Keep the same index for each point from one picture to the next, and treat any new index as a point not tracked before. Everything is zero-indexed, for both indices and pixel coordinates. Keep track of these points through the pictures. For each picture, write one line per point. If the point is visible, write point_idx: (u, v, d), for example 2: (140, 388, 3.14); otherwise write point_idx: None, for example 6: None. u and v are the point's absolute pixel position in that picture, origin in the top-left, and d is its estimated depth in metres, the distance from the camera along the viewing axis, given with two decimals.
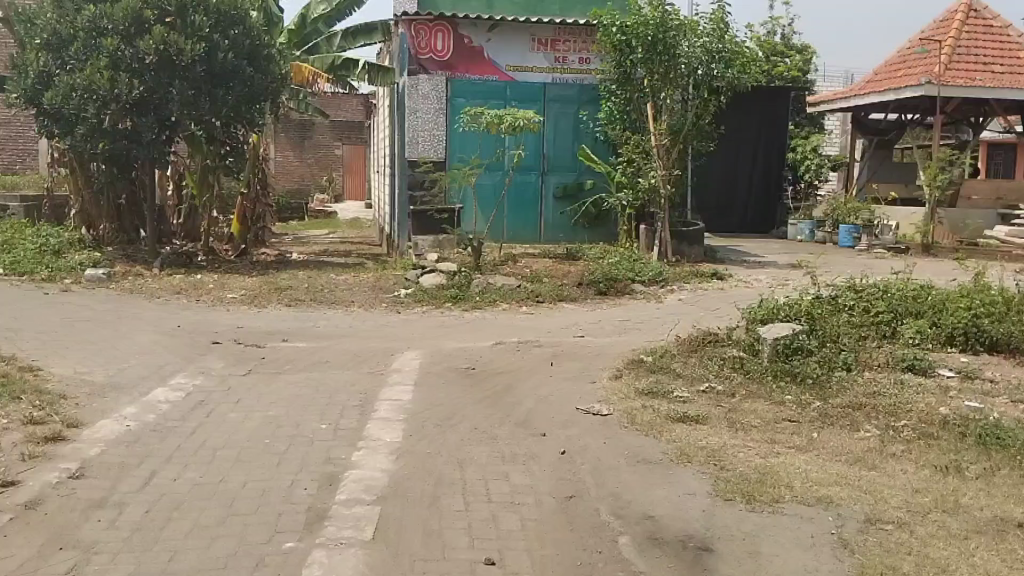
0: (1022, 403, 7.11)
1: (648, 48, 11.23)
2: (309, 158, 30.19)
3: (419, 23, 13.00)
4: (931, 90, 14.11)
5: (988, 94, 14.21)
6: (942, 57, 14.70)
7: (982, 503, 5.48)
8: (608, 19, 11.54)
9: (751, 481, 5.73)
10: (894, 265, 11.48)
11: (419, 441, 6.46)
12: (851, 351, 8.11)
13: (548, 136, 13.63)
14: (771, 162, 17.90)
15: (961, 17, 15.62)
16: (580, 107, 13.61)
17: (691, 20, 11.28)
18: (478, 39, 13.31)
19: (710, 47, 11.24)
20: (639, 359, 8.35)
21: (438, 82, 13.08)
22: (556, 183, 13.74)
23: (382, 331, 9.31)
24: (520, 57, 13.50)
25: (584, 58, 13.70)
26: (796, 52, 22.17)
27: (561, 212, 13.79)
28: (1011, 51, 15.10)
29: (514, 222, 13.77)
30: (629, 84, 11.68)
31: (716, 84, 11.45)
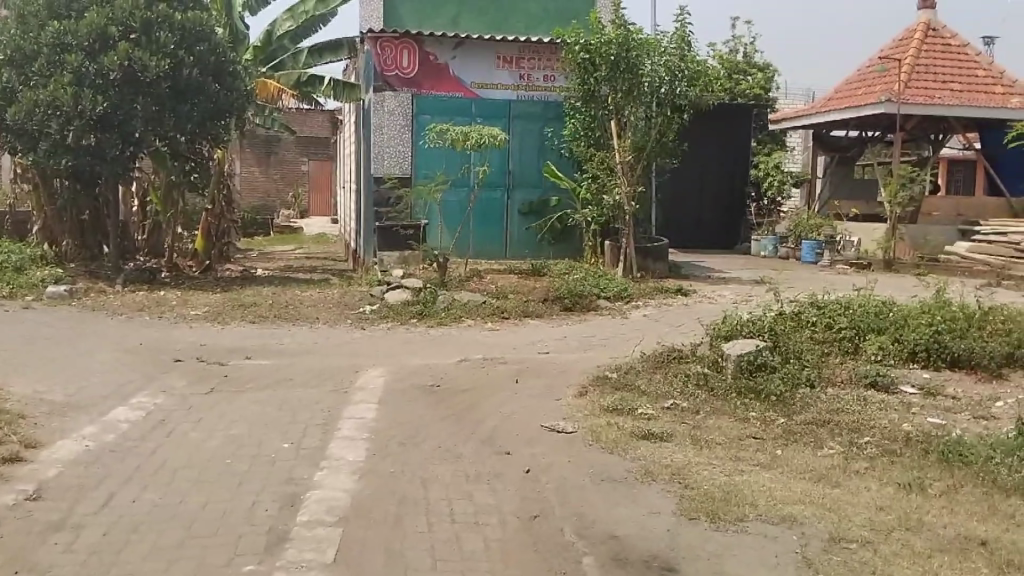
0: (984, 419, 7.12)
1: (611, 67, 11.32)
2: (276, 173, 30.27)
3: (384, 39, 13.00)
4: (891, 108, 14.32)
5: (948, 112, 14.46)
6: (902, 76, 14.92)
7: (946, 521, 5.44)
8: (573, 38, 11.62)
9: (715, 500, 5.66)
10: (855, 281, 11.56)
11: (382, 460, 6.37)
12: (814, 368, 8.12)
13: (514, 153, 13.65)
14: (736, 179, 18.02)
15: (920, 36, 15.88)
16: (545, 124, 13.65)
17: (653, 38, 11.36)
18: (444, 57, 13.37)
19: (671, 65, 11.34)
20: (604, 375, 8.31)
21: (403, 100, 13.15)
22: (522, 199, 13.75)
23: (346, 347, 9.22)
24: (486, 73, 13.57)
25: (549, 76, 13.79)
26: (758, 70, 22.54)
27: (528, 228, 13.79)
28: (971, 70, 15.37)
29: (480, 238, 13.74)
30: (594, 101, 11.64)
31: (679, 101, 11.52)
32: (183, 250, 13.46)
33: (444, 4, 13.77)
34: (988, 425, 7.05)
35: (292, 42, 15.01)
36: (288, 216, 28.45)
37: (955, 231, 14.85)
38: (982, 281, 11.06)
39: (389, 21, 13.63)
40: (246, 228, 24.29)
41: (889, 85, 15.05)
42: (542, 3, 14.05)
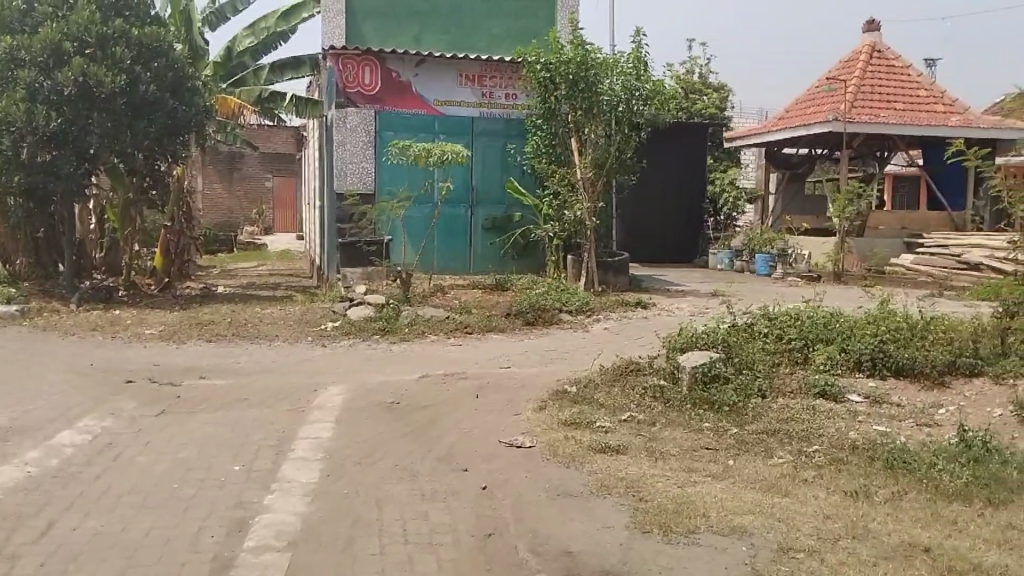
0: (927, 426, 7.42)
1: (570, 86, 11.54)
2: (239, 190, 29.90)
3: (346, 57, 13.17)
4: (838, 126, 14.78)
5: (892, 130, 14.98)
6: (848, 95, 15.43)
7: (891, 528, 5.64)
8: (534, 57, 11.81)
9: (668, 512, 5.79)
10: (806, 293, 11.87)
11: (336, 481, 6.38)
12: (766, 378, 8.34)
13: (476, 169, 13.76)
14: (693, 195, 18.40)
15: (866, 57, 16.48)
16: (507, 141, 13.78)
17: (611, 58, 11.61)
18: (405, 74, 13.48)
19: (628, 84, 11.58)
20: (563, 389, 8.44)
21: (366, 116, 13.19)
22: (485, 215, 13.84)
23: (306, 366, 9.18)
24: (448, 91, 13.73)
25: (510, 94, 13.96)
26: (713, 89, 23.10)
27: (491, 243, 13.89)
28: (914, 89, 15.94)
29: (444, 253, 13.80)
30: (555, 119, 11.88)
31: (636, 119, 11.75)
32: (142, 268, 13.39)
33: (406, 22, 13.96)
34: (931, 432, 7.35)
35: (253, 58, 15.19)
36: (251, 233, 28.22)
37: (900, 245, 15.59)
38: (925, 292, 11.50)
39: (351, 38, 13.76)
40: (207, 245, 23.98)
41: (837, 104, 15.56)
42: (503, 24, 14.34)
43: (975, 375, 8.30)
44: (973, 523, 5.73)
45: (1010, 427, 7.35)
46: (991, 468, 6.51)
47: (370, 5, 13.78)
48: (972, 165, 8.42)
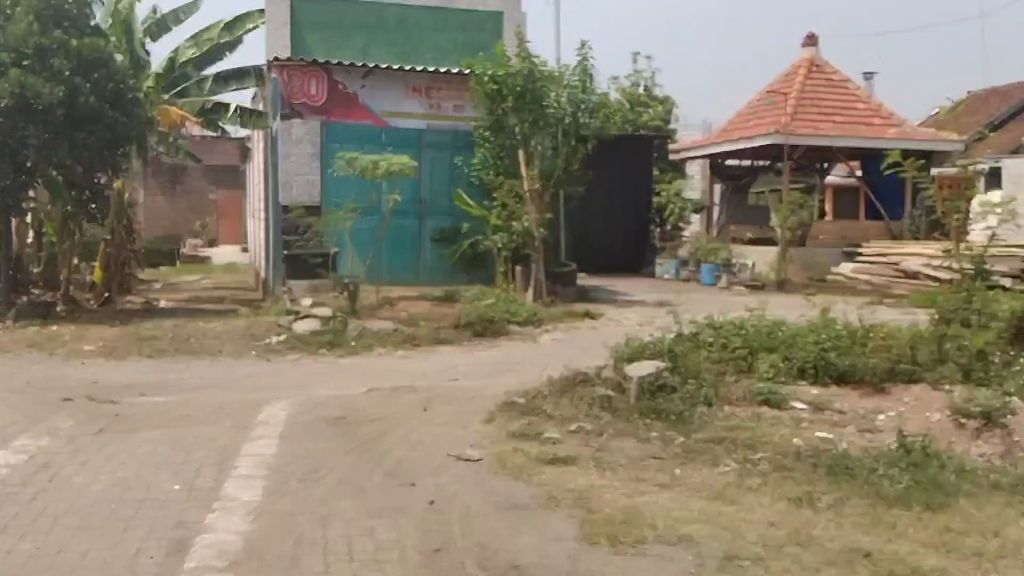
0: (868, 432, 7.55)
1: (518, 98, 11.52)
2: (183, 203, 30.41)
3: (293, 68, 13.68)
4: (778, 139, 15.24)
5: (830, 142, 15.42)
6: (788, 109, 15.86)
7: (834, 534, 5.69)
8: (481, 70, 11.81)
9: (615, 523, 5.77)
10: (749, 302, 12.06)
11: (279, 498, 6.23)
12: (711, 387, 8.42)
13: (424, 181, 13.73)
14: (640, 206, 18.62)
15: (804, 71, 16.84)
16: (454, 153, 13.75)
17: (556, 71, 11.65)
18: (354, 85, 14.09)
19: (574, 97, 11.65)
20: (512, 401, 8.39)
21: (312, 127, 13.11)
22: (433, 227, 13.82)
23: (252, 381, 9.00)
24: (396, 103, 14.36)
25: (458, 105, 14.62)
26: (657, 103, 23.47)
27: (439, 255, 13.86)
28: (851, 103, 16.33)
29: (392, 265, 13.73)
30: (502, 131, 11.96)
31: (582, 131, 11.84)
32: (83, 283, 13.24)
33: (352, 35, 14.43)
34: (871, 438, 7.48)
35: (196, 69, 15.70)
36: (195, 246, 27.79)
37: (841, 254, 15.77)
38: (864, 301, 11.80)
39: (297, 50, 14.20)
40: (148, 258, 23.35)
41: (776, 118, 16.02)
42: (450, 37, 14.79)
43: (914, 381, 8.48)
44: (913, 527, 5.82)
45: (947, 433, 7.53)
46: (930, 473, 6.65)
47: (316, 19, 14.29)
48: (908, 175, 8.55)
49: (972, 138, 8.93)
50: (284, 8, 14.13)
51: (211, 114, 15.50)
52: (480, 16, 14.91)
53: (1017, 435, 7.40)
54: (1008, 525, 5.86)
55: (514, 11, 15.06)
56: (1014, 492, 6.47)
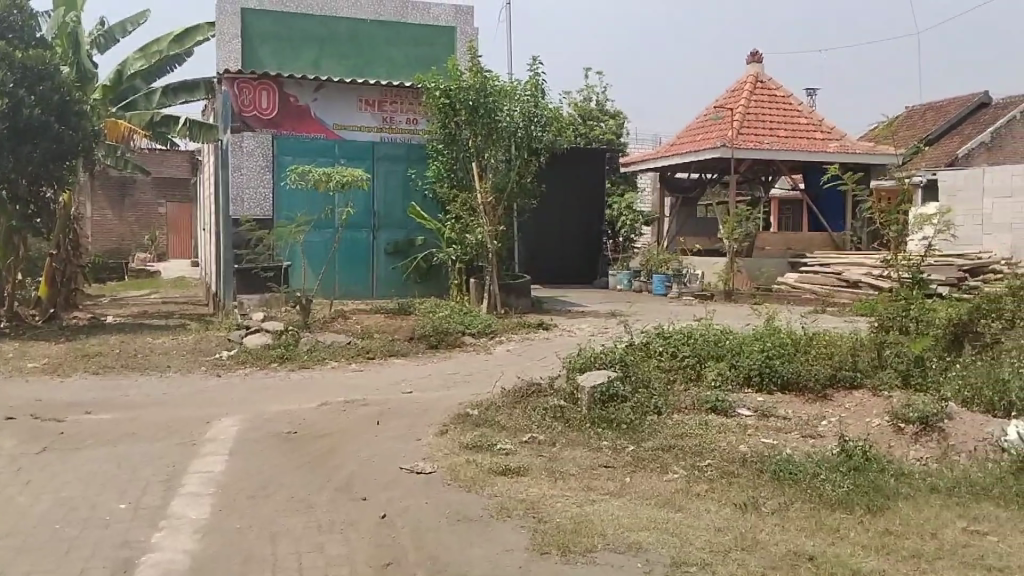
0: (811, 437, 7.76)
1: (470, 112, 11.69)
2: (131, 215, 29.84)
3: (242, 81, 13.07)
4: (726, 152, 15.56)
5: (775, 156, 15.83)
6: (734, 124, 16.22)
7: (777, 538, 5.83)
8: (432, 83, 11.92)
9: (565, 532, 5.83)
10: (698, 311, 12.32)
11: (228, 516, 6.14)
12: (661, 396, 8.58)
13: (378, 194, 13.82)
14: (590, 218, 19.08)
15: (750, 86, 17.34)
16: (408, 166, 13.91)
17: (508, 85, 11.80)
18: (305, 97, 13.52)
19: (526, 110, 11.80)
20: (465, 413, 8.44)
21: (262, 139, 13.15)
22: (387, 239, 13.88)
23: (203, 397, 8.87)
24: (348, 116, 13.78)
25: (412, 119, 14.08)
26: (610, 117, 23.78)
27: (393, 267, 13.92)
28: (795, 117, 16.90)
29: (345, 277, 13.75)
30: (455, 145, 12.00)
31: (535, 144, 12.01)
32: (26, 299, 12.91)
33: (305, 48, 14.84)
34: (814, 443, 7.68)
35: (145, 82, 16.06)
36: (143, 261, 27.34)
37: (786, 263, 16.16)
38: (809, 310, 12.16)
39: (247, 62, 14.50)
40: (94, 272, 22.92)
41: (724, 132, 16.37)
42: (403, 51, 15.36)
43: (855, 387, 8.75)
44: (854, 530, 6.00)
45: (887, 437, 7.79)
46: (870, 477, 6.86)
47: (268, 31, 14.64)
48: (848, 188, 8.79)
49: (908, 151, 8.96)
50: (235, 18, 14.35)
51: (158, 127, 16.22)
52: (432, 30, 15.56)
53: (952, 438, 7.67)
54: (944, 526, 6.06)
55: (464, 26, 15.84)
56: (952, 494, 6.65)
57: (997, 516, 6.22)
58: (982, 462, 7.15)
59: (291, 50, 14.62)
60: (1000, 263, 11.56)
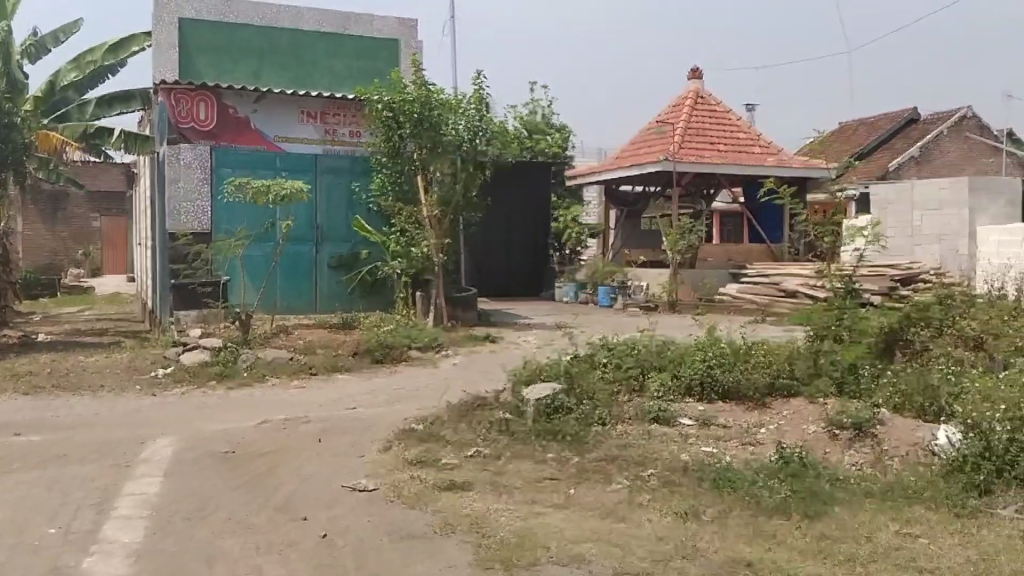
0: (751, 445, 7.92)
1: (415, 125, 11.70)
2: (63, 229, 29.06)
3: (178, 91, 13.01)
4: (667, 166, 15.91)
5: (715, 169, 16.23)
6: (675, 138, 16.62)
7: (717, 546, 5.89)
8: (376, 96, 11.86)
9: (509, 547, 5.81)
10: (641, 322, 12.51)
11: (163, 539, 5.94)
12: (606, 407, 8.67)
13: (321, 206, 13.72)
14: (537, 231, 19.49)
15: (691, 100, 17.73)
16: (352, 179, 13.85)
17: (454, 99, 11.91)
18: (244, 109, 13.52)
19: (471, 124, 12.01)
20: (409, 428, 8.37)
21: (201, 152, 12.95)
22: (331, 253, 13.80)
23: (137, 417, 8.60)
24: (288, 127, 13.82)
25: (354, 132, 14.23)
26: (556, 130, 24.21)
27: (336, 281, 13.85)
28: (735, 130, 17.35)
29: (287, 292, 13.61)
30: (400, 157, 12.02)
31: (479, 158, 12.25)
32: None
33: (244, 59, 14.88)
34: (753, 451, 7.83)
35: (77, 93, 16.01)
36: (76, 275, 26.52)
37: (726, 275, 16.56)
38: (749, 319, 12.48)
39: (185, 72, 14.42)
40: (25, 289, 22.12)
41: (666, 146, 16.72)
42: (345, 62, 15.44)
43: (792, 396, 8.97)
44: (791, 535, 6.11)
45: (823, 443, 7.99)
46: (806, 482, 7.02)
47: (206, 42, 14.57)
48: (784, 203, 9.05)
49: (841, 165, 9.23)
50: (172, 29, 14.20)
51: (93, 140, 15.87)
52: (375, 43, 15.67)
53: (884, 443, 7.91)
54: (877, 529, 6.20)
55: (409, 39, 15.90)
56: (884, 498, 6.83)
57: (925, 518, 6.42)
58: (913, 466, 7.37)
59: (230, 62, 14.58)
60: (929, 274, 12.10)
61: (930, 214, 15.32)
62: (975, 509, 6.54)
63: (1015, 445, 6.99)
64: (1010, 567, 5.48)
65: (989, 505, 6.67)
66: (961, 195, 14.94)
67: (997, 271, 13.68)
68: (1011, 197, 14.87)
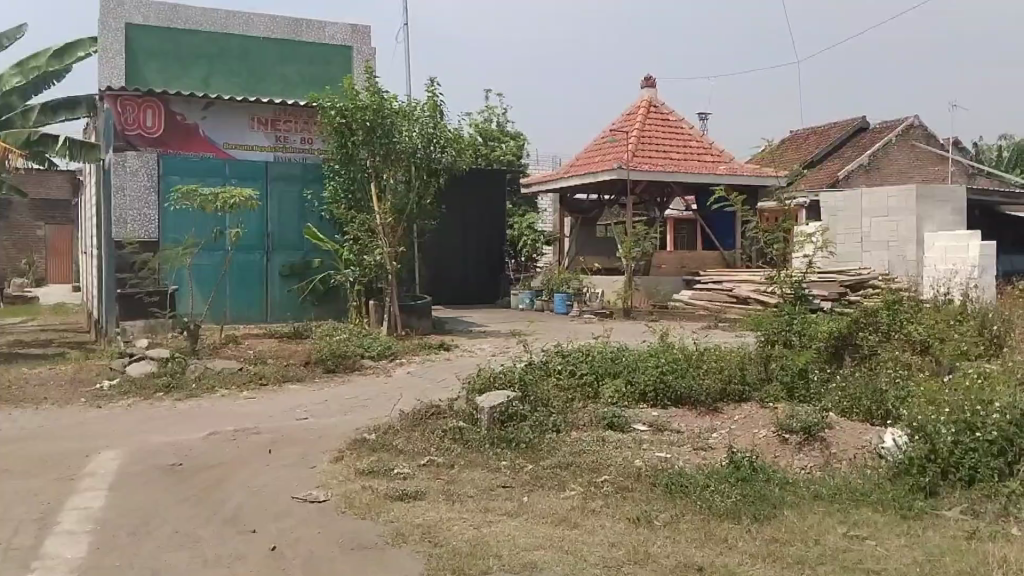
0: (702, 450, 7.97)
1: (367, 132, 11.70)
2: (6, 240, 29.28)
3: (125, 98, 13.15)
4: (621, 174, 16.07)
5: (668, 177, 16.44)
6: (629, 146, 16.79)
7: (669, 551, 5.88)
8: (329, 102, 11.80)
9: (461, 556, 5.73)
10: (595, 329, 12.62)
11: (107, 554, 5.78)
12: (560, 414, 8.68)
13: (272, 214, 13.61)
14: (492, 239, 19.66)
15: (644, 109, 18.02)
16: (304, 186, 13.76)
17: (406, 106, 11.92)
18: (193, 116, 13.66)
19: (426, 131, 11.98)
20: (361, 438, 8.30)
21: (148, 158, 12.93)
22: (282, 261, 13.69)
23: (81, 430, 8.40)
24: (238, 134, 13.96)
25: (306, 138, 14.42)
26: (511, 137, 24.44)
27: (288, 290, 13.73)
28: (687, 138, 17.65)
29: (238, 301, 13.48)
30: (353, 164, 11.98)
31: (434, 165, 12.23)
32: None
33: (192, 64, 14.91)
34: (705, 456, 7.89)
35: (21, 99, 15.72)
36: (20, 284, 26.03)
37: (681, 281, 16.80)
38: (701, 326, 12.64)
39: (131, 79, 14.48)
40: None
41: (620, 154, 16.92)
42: (296, 69, 15.52)
43: (743, 400, 9.09)
44: (741, 539, 6.12)
45: (773, 447, 8.06)
46: (756, 486, 7.08)
47: (154, 48, 14.63)
48: (735, 210, 9.18)
49: (791, 173, 9.37)
50: (119, 35, 14.29)
51: (36, 149, 15.34)
52: (327, 49, 15.72)
53: (832, 447, 8.02)
54: (826, 532, 6.23)
55: (361, 46, 15.97)
56: (833, 500, 6.90)
57: (873, 520, 6.47)
58: (861, 469, 7.49)
59: (178, 68, 14.62)
60: (877, 279, 12.39)
61: (877, 220, 15.41)
62: (922, 511, 6.65)
63: (961, 447, 7.17)
64: (954, 566, 5.52)
65: (935, 506, 6.79)
66: (908, 203, 15.03)
67: (943, 277, 13.80)
68: (956, 205, 15.12)
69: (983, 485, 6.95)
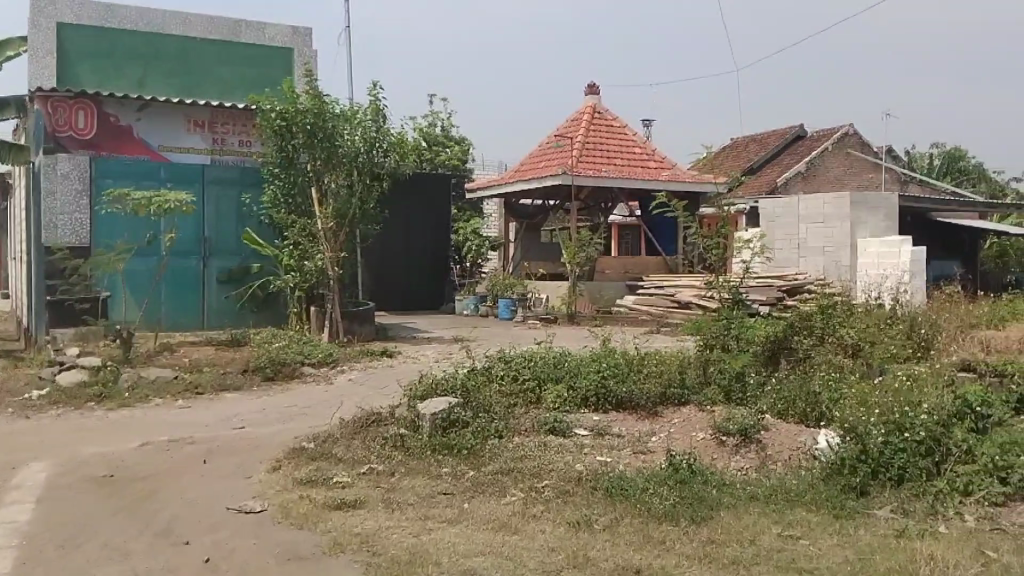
0: (642, 453, 8.07)
1: (308, 136, 11.65)
2: None
3: (56, 99, 13.07)
4: (566, 180, 16.16)
5: (614, 182, 16.57)
6: (574, 152, 16.90)
7: (608, 554, 5.91)
8: (269, 105, 11.73)
9: (398, 564, 5.69)
10: (538, 335, 12.73)
11: (31, 569, 5.61)
12: (501, 420, 8.71)
13: (209, 219, 13.41)
14: (436, 244, 19.62)
15: (589, 114, 18.23)
16: (243, 191, 13.57)
17: (350, 110, 11.89)
18: (128, 118, 13.75)
19: (368, 135, 11.97)
20: (300, 447, 8.22)
21: (79, 163, 13.03)
22: (219, 267, 13.49)
23: (6, 441, 8.13)
24: (175, 137, 14.05)
25: (244, 141, 14.61)
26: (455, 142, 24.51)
27: (226, 296, 13.55)
28: (632, 143, 17.90)
29: (173, 308, 13.26)
30: (293, 169, 11.92)
31: (377, 169, 12.22)
32: None
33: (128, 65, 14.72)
34: (645, 459, 7.98)
35: None
36: None
37: (624, 286, 17.16)
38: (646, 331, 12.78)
39: (64, 80, 14.19)
40: None
41: (566, 159, 17.04)
42: (235, 70, 15.43)
43: (684, 403, 9.26)
44: (678, 541, 6.20)
45: (710, 450, 8.19)
46: (693, 488, 7.16)
47: (88, 48, 14.39)
48: (676, 216, 9.30)
49: (731, 181, 9.54)
50: (50, 35, 14.01)
51: None
52: (266, 50, 15.67)
53: (768, 448, 8.15)
54: (760, 533, 6.35)
55: (302, 48, 16.00)
56: (768, 501, 7.02)
57: (807, 520, 6.60)
58: (795, 470, 7.61)
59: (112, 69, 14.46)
60: (814, 284, 12.75)
61: (813, 227, 15.82)
62: (853, 510, 6.81)
63: (890, 447, 7.35)
64: (882, 565, 5.65)
65: (866, 506, 6.95)
66: (842, 209, 15.44)
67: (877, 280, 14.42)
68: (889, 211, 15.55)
69: (912, 485, 7.15)
